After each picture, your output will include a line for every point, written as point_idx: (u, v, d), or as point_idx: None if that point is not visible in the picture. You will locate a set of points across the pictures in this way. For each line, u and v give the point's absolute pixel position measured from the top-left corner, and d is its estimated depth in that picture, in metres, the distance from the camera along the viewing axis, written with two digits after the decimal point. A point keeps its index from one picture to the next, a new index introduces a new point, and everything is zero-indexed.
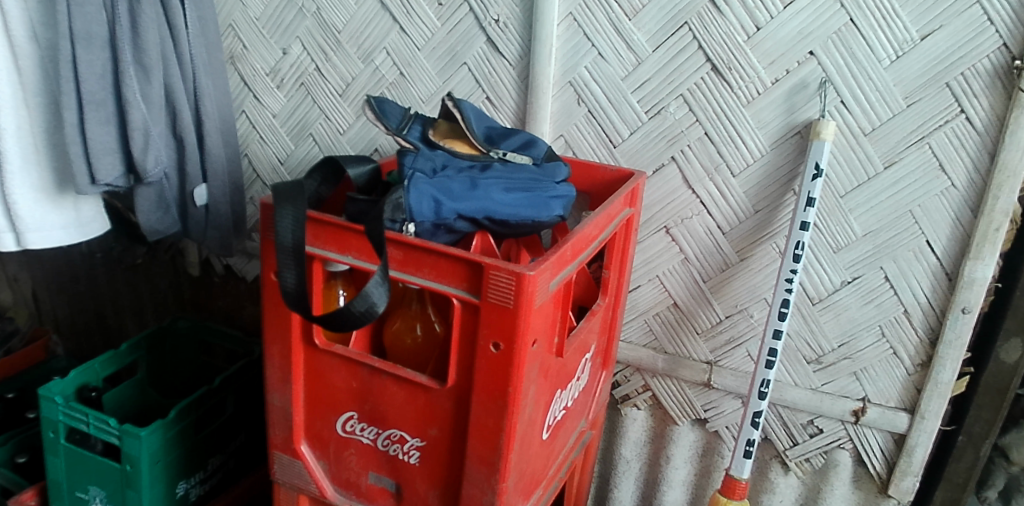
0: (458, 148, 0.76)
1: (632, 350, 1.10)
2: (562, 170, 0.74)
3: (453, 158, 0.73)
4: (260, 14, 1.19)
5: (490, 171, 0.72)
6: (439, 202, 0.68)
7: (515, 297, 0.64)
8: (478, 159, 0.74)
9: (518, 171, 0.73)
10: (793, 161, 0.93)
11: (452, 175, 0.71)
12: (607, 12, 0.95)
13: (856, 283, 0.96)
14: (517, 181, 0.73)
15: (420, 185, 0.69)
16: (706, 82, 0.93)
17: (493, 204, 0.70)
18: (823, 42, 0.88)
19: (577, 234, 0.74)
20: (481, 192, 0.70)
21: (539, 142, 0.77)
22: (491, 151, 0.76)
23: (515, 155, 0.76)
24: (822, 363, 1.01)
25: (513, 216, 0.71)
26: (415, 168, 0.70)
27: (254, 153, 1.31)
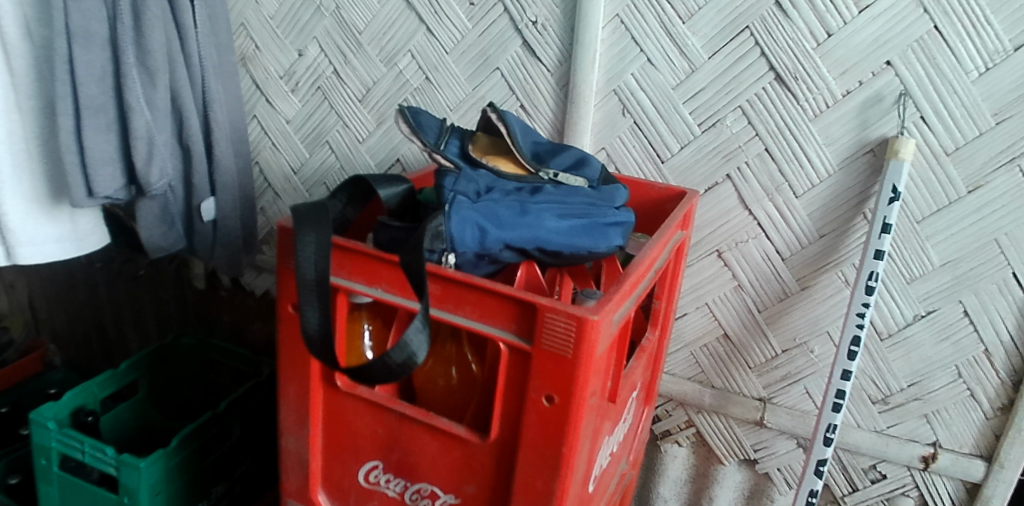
0: (503, 166, 0.67)
1: (676, 383, 1.02)
2: (621, 194, 0.65)
3: (498, 180, 0.64)
4: (274, 13, 1.10)
5: (540, 194, 0.63)
6: (484, 230, 0.59)
7: (574, 345, 0.56)
8: (526, 181, 0.65)
9: (571, 194, 0.64)
10: (865, 182, 0.83)
11: (498, 199, 0.62)
12: (659, 14, 0.85)
13: (931, 318, 0.86)
14: (571, 207, 0.63)
15: (462, 211, 0.60)
16: (769, 93, 0.84)
17: (546, 233, 0.61)
18: (901, 51, 0.77)
19: (638, 266, 0.65)
20: (532, 220, 0.61)
21: (593, 161, 0.68)
22: (541, 171, 0.66)
23: (566, 176, 0.67)
24: (889, 404, 0.92)
25: (568, 246, 0.61)
26: (456, 191, 0.61)
27: (266, 161, 1.22)
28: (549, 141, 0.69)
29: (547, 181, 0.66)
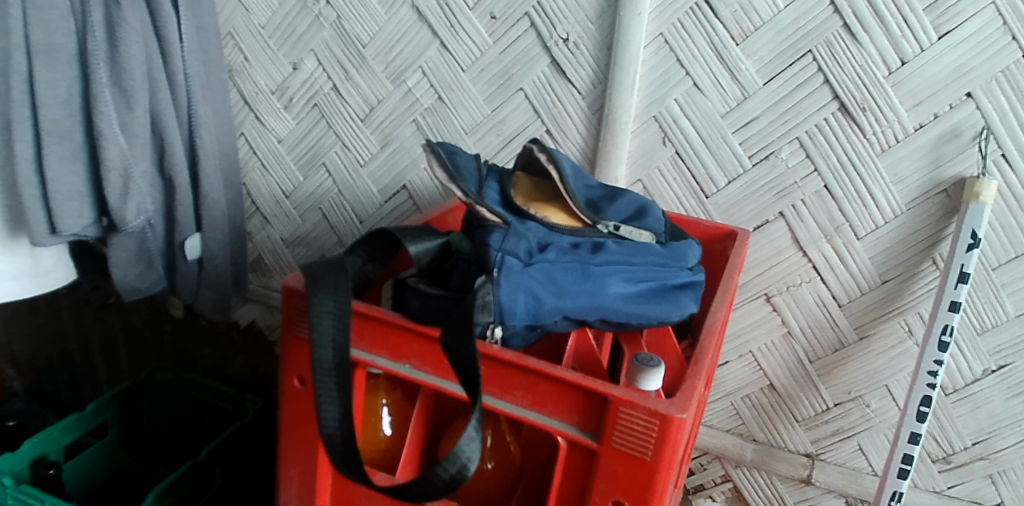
0: (554, 217, 0.58)
1: (714, 436, 0.95)
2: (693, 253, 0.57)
3: (550, 235, 0.55)
4: (266, 22, 0.99)
5: (603, 252, 0.54)
6: (539, 298, 0.50)
7: (655, 446, 0.47)
8: (583, 236, 0.56)
9: (638, 252, 0.55)
10: (936, 224, 0.75)
11: (554, 260, 0.52)
12: (709, 34, 0.77)
13: (1003, 373, 0.78)
14: (638, 269, 0.54)
15: (514, 276, 0.50)
16: (832, 123, 0.75)
17: (611, 302, 0.51)
18: (985, 81, 0.69)
19: (713, 341, 0.58)
20: (595, 286, 0.52)
21: (657, 212, 0.60)
22: (600, 224, 0.58)
23: (628, 229, 0.58)
24: (951, 462, 0.84)
25: (635, 316, 0.52)
26: (505, 250, 0.51)
27: (255, 183, 1.11)
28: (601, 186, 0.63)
29: (606, 236, 0.57)
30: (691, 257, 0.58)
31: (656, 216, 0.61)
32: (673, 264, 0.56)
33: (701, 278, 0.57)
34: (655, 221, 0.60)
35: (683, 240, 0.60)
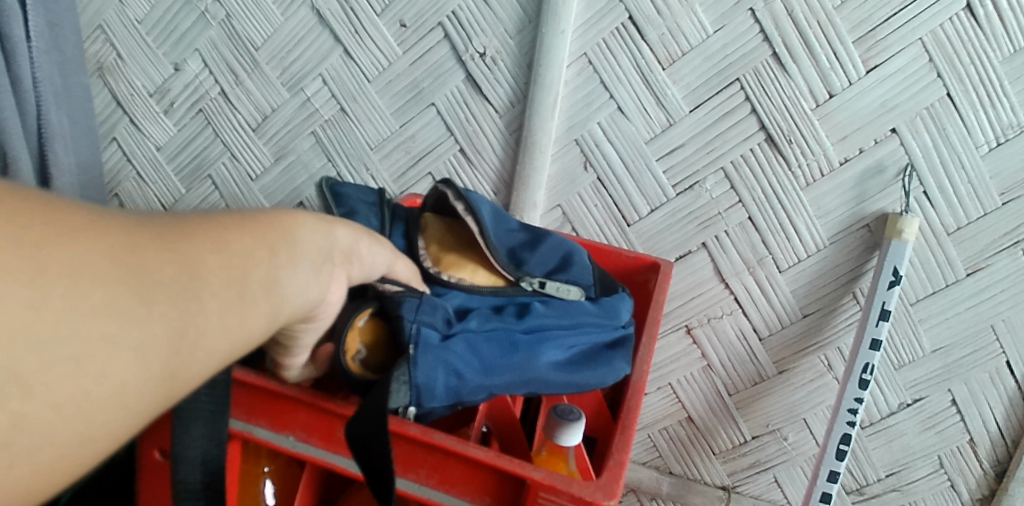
0: (476, 272, 0.57)
1: (631, 469, 0.92)
2: (622, 310, 0.57)
3: (471, 298, 0.54)
4: (143, 15, 0.87)
5: (530, 317, 0.53)
6: (461, 377, 0.48)
7: None
8: (504, 296, 0.55)
9: (567, 312, 0.54)
10: (857, 259, 0.74)
11: (479, 329, 0.51)
12: (634, 56, 0.72)
13: (917, 406, 0.78)
14: (569, 331, 0.54)
15: (433, 352, 0.47)
16: (757, 154, 0.73)
17: (543, 372, 0.50)
18: (909, 118, 0.67)
19: (639, 402, 0.56)
20: (526, 355, 0.50)
21: (582, 263, 0.59)
22: (524, 281, 0.56)
23: (557, 284, 0.56)
24: (864, 493, 0.85)
25: (564, 386, 0.51)
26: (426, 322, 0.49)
27: (129, 194, 0.98)
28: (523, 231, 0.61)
29: (530, 294, 0.56)
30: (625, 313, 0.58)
31: (584, 264, 0.60)
32: (605, 323, 0.56)
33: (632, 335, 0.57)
34: (584, 271, 0.59)
35: (615, 294, 0.59)
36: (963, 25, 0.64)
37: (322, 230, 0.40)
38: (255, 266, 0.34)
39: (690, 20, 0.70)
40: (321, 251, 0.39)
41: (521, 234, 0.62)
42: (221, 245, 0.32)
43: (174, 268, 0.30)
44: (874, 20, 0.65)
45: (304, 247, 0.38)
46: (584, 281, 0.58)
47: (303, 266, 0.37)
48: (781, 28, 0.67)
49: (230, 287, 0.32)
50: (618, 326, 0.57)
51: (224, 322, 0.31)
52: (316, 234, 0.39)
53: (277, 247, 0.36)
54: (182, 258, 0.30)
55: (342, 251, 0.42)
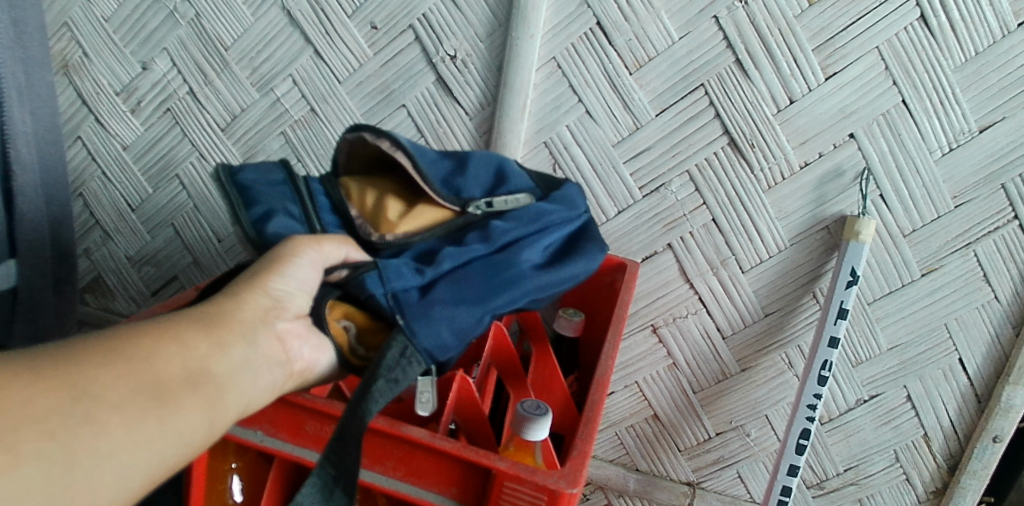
0: (420, 216, 0.58)
1: (598, 467, 0.93)
2: (568, 199, 0.63)
3: (430, 243, 0.57)
4: (111, 13, 0.86)
5: (495, 241, 0.57)
6: (461, 320, 0.52)
7: None
8: (461, 228, 0.58)
9: (521, 223, 0.58)
10: (816, 260, 0.76)
11: (450, 267, 0.55)
12: (602, 61, 0.74)
13: (874, 402, 0.81)
14: (531, 235, 0.59)
15: (427, 314, 0.51)
16: (720, 158, 0.75)
17: (529, 279, 0.56)
18: (867, 123, 0.70)
19: (603, 397, 0.56)
20: (503, 271, 0.55)
21: (514, 172, 0.63)
22: (470, 207, 0.59)
23: (502, 198, 0.60)
24: (824, 488, 0.87)
25: (551, 285, 0.57)
26: (401, 284, 0.53)
27: (94, 193, 0.96)
28: (449, 160, 0.63)
29: (482, 217, 0.59)
30: (575, 198, 0.64)
31: (516, 170, 0.64)
32: (563, 212, 0.62)
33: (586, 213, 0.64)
34: (519, 177, 0.64)
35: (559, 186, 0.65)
36: (917, 34, 0.67)
37: (243, 305, 0.47)
38: (153, 365, 0.40)
39: (656, 27, 0.71)
40: (248, 328, 0.46)
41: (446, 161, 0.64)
42: (117, 357, 0.39)
43: (64, 388, 0.36)
44: (833, 28, 0.68)
45: (227, 332, 0.45)
46: (523, 184, 0.63)
47: (227, 353, 0.44)
48: (743, 35, 0.70)
49: (161, 390, 0.39)
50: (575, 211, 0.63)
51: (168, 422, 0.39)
52: (238, 314, 0.46)
53: (187, 344, 0.42)
54: (76, 381, 0.36)
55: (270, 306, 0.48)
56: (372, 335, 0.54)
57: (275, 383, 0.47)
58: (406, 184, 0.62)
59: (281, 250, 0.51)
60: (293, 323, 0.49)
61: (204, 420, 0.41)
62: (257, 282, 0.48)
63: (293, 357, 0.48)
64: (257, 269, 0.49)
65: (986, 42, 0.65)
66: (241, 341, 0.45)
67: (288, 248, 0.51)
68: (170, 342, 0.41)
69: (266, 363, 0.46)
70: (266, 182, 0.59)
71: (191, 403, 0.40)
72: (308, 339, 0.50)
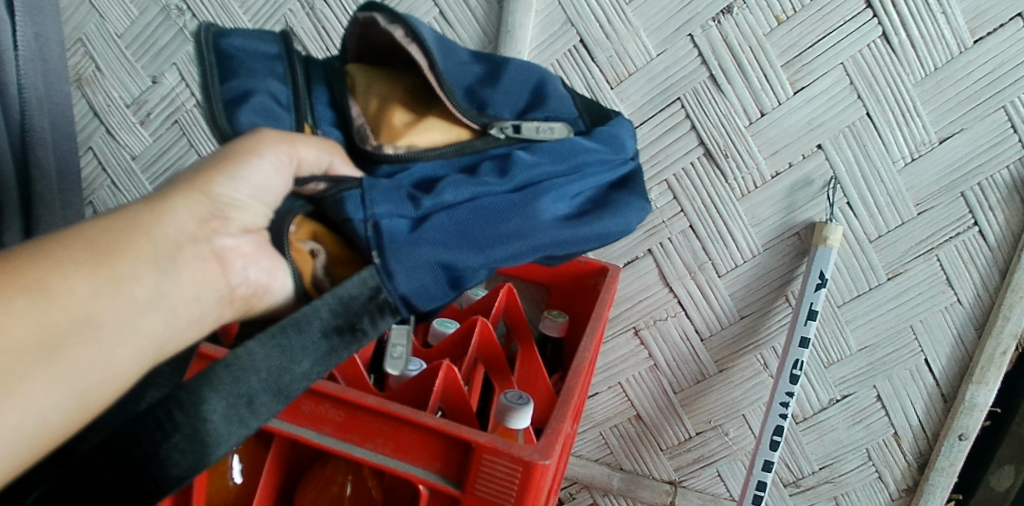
0: (431, 126, 0.55)
1: (583, 466, 0.97)
2: (608, 141, 0.58)
3: (436, 165, 0.54)
4: (124, 31, 0.91)
5: (515, 179, 0.52)
6: (450, 263, 0.49)
7: (516, 492, 0.51)
8: (477, 151, 0.55)
9: (548, 164, 0.54)
10: (789, 264, 0.80)
11: (457, 200, 0.51)
12: (586, 77, 0.79)
13: (846, 402, 0.85)
14: (562, 176, 0.54)
15: (413, 255, 0.49)
16: (697, 168, 0.79)
17: (545, 228, 0.51)
18: (834, 135, 0.75)
19: (579, 382, 0.62)
20: (522, 213, 0.51)
21: (552, 100, 0.59)
22: (492, 130, 0.55)
23: (536, 124, 0.56)
24: (799, 486, 0.90)
25: (570, 238, 0.52)
26: (391, 216, 0.49)
27: (103, 202, 1.01)
28: (478, 71, 0.59)
29: (505, 143, 0.55)
30: (625, 142, 0.59)
31: (556, 96, 0.60)
32: (607, 159, 0.57)
33: (629, 164, 0.59)
34: (563, 106, 0.60)
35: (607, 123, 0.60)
36: (879, 51, 0.71)
37: (163, 218, 0.42)
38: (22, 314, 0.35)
39: (635, 44, 0.77)
40: (156, 254, 0.41)
41: (475, 70, 0.60)
42: None
43: None
44: (800, 46, 0.73)
45: (125, 262, 0.39)
46: (566, 116, 0.59)
47: (129, 289, 0.39)
48: (716, 52, 0.75)
49: (26, 354, 0.35)
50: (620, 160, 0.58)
51: (27, 394, 0.35)
52: (146, 235, 0.41)
53: (70, 284, 0.37)
54: None
55: (208, 216, 0.44)
56: (341, 266, 0.51)
57: (205, 307, 0.43)
58: (426, 84, 0.58)
59: (237, 146, 0.46)
60: (239, 242, 0.46)
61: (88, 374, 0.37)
62: (197, 184, 0.44)
63: (233, 282, 0.46)
64: (197, 169, 0.45)
65: (943, 58, 0.70)
66: (148, 271, 0.40)
67: (249, 145, 0.46)
68: (44, 285, 0.36)
69: (182, 295, 0.42)
70: (256, 53, 0.56)
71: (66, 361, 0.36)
72: (260, 262, 0.47)
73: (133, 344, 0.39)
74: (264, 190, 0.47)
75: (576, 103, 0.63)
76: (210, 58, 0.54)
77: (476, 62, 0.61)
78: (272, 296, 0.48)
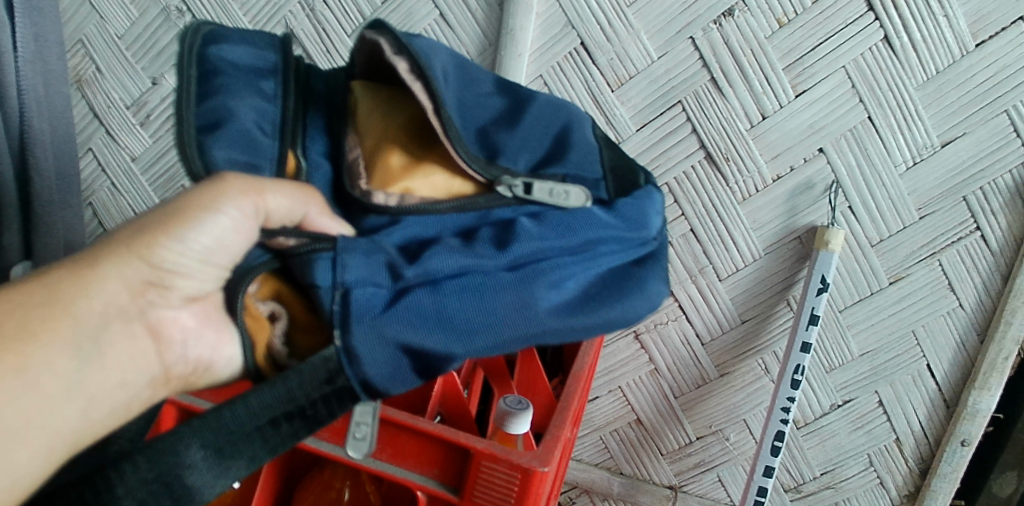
0: (430, 173, 0.53)
1: (583, 470, 0.96)
2: (628, 217, 0.53)
3: (428, 220, 0.52)
4: (123, 31, 0.91)
5: (511, 255, 0.49)
6: (419, 345, 0.46)
7: (515, 499, 0.51)
8: (479, 208, 0.53)
9: (552, 239, 0.50)
10: (790, 268, 0.80)
11: (443, 274, 0.48)
12: (586, 79, 0.79)
13: (847, 407, 0.84)
14: (567, 253, 0.51)
15: (382, 330, 0.46)
16: (697, 171, 0.79)
17: (536, 317, 0.47)
18: (835, 138, 0.74)
19: (578, 387, 0.63)
20: (513, 299, 0.47)
21: (575, 153, 0.56)
22: (501, 186, 0.53)
23: (550, 185, 0.53)
24: (801, 491, 0.90)
25: (562, 331, 0.48)
26: (364, 287, 0.47)
27: (103, 203, 1.00)
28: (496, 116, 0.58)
29: (512, 203, 0.53)
30: (650, 216, 0.55)
31: (581, 145, 0.58)
32: (626, 238, 0.53)
33: (651, 244, 0.54)
34: (586, 163, 0.56)
35: (634, 193, 0.55)
36: (881, 54, 0.71)
37: (90, 293, 0.43)
38: None
39: (636, 47, 0.76)
40: (78, 335, 0.42)
41: (493, 108, 0.59)
42: None
43: None
44: (801, 49, 0.72)
45: (41, 345, 0.41)
46: (589, 177, 0.55)
47: (47, 376, 0.41)
48: (717, 54, 0.74)
49: None
50: (641, 241, 0.54)
51: None
52: (67, 315, 0.42)
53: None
54: None
55: (143, 282, 0.45)
56: (303, 334, 0.48)
57: (128, 382, 0.46)
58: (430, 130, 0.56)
59: (194, 198, 0.45)
60: (179, 313, 0.49)
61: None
62: (136, 249, 0.44)
63: (164, 348, 0.48)
64: (138, 227, 0.45)
65: (945, 62, 0.70)
66: (66, 356, 0.42)
67: (207, 196, 0.45)
68: None
69: (103, 373, 0.44)
70: (241, 58, 0.57)
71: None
72: (203, 337, 0.50)
73: (48, 430, 0.41)
74: (217, 249, 0.47)
75: (606, 156, 0.59)
76: (190, 74, 0.55)
77: (496, 97, 0.61)
78: (216, 351, 0.50)
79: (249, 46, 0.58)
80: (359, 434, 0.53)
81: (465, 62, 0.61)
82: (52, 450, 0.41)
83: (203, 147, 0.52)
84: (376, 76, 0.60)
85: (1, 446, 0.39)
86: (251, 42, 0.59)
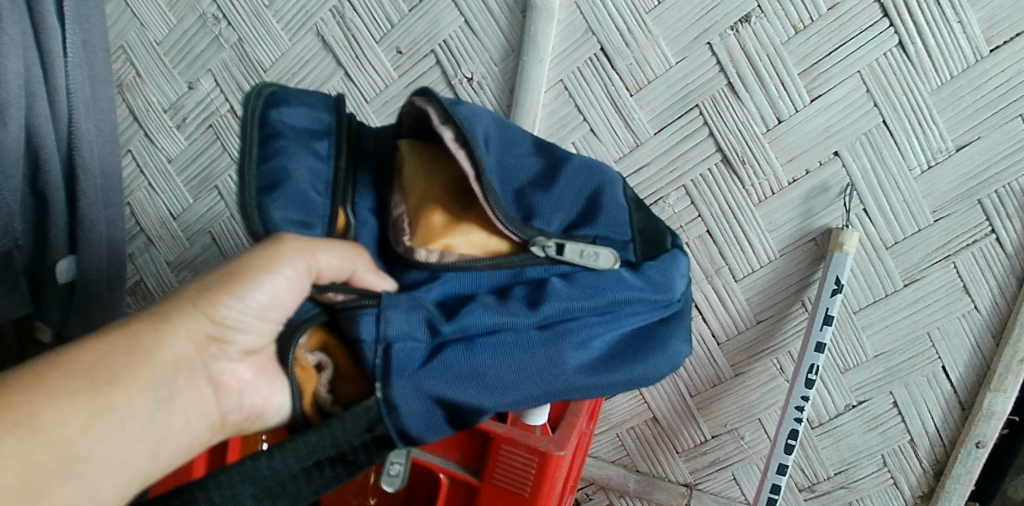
0: (469, 232, 0.57)
1: (599, 467, 0.98)
2: (652, 275, 0.57)
3: (466, 279, 0.56)
4: (163, 38, 0.95)
5: (544, 315, 0.53)
6: (455, 397, 0.51)
7: (533, 482, 0.54)
8: (513, 266, 0.57)
9: (580, 300, 0.54)
10: (805, 269, 0.81)
11: (477, 330, 0.52)
12: (605, 84, 0.81)
13: (862, 407, 0.85)
14: (594, 313, 0.55)
15: (421, 386, 0.50)
16: (714, 174, 0.81)
17: (564, 377, 0.52)
18: (850, 142, 0.76)
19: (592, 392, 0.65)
20: (542, 358, 0.52)
21: (607, 211, 0.60)
22: (535, 245, 0.56)
23: (581, 247, 0.57)
24: (815, 490, 0.91)
25: (588, 388, 0.53)
26: (404, 342, 0.51)
27: (140, 202, 1.05)
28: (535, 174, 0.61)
29: (544, 262, 0.57)
30: (675, 281, 0.59)
31: (612, 203, 0.61)
32: (653, 298, 0.57)
33: (674, 301, 0.59)
34: (618, 225, 0.59)
35: (661, 256, 0.59)
36: (895, 60, 0.73)
37: (165, 344, 0.49)
38: (45, 443, 0.43)
39: (655, 52, 0.78)
40: (154, 382, 0.49)
41: (533, 166, 0.63)
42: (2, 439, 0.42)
43: None
44: (818, 54, 0.74)
45: (124, 389, 0.47)
46: (618, 240, 0.59)
47: (129, 418, 0.47)
48: (734, 59, 0.76)
49: (46, 473, 0.44)
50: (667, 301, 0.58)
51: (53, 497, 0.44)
52: (146, 364, 0.48)
53: (75, 415, 0.45)
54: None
55: (208, 338, 0.52)
56: (348, 382, 0.54)
57: (190, 425, 0.52)
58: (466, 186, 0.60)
59: (256, 260, 0.51)
60: (237, 366, 0.55)
61: (80, 495, 0.45)
62: (204, 309, 0.50)
63: (223, 399, 0.54)
64: (202, 289, 0.51)
65: (960, 66, 0.71)
66: (144, 401, 0.48)
67: (268, 258, 0.51)
68: (51, 413, 0.44)
69: (170, 417, 0.50)
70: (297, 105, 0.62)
71: (63, 487, 0.44)
72: (258, 387, 0.56)
73: (126, 465, 0.48)
74: (272, 307, 0.52)
75: (635, 219, 0.62)
76: (253, 135, 0.59)
77: (536, 155, 0.64)
78: (271, 409, 0.56)
79: (306, 109, 0.62)
80: (393, 472, 0.56)
81: (506, 125, 0.66)
82: (125, 484, 0.48)
83: (262, 208, 0.56)
84: (423, 138, 0.64)
85: (86, 479, 0.45)
86: (309, 103, 0.63)
